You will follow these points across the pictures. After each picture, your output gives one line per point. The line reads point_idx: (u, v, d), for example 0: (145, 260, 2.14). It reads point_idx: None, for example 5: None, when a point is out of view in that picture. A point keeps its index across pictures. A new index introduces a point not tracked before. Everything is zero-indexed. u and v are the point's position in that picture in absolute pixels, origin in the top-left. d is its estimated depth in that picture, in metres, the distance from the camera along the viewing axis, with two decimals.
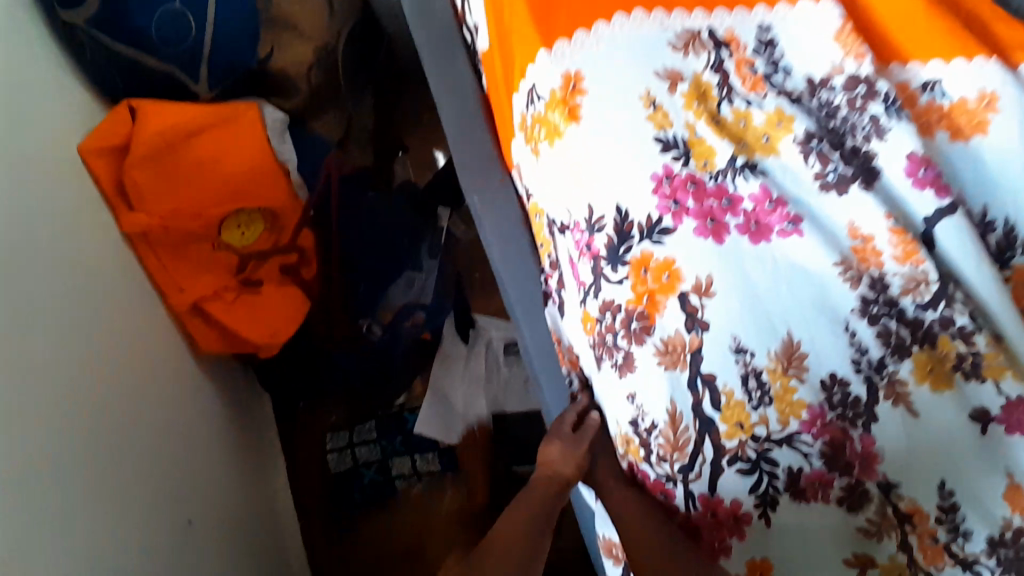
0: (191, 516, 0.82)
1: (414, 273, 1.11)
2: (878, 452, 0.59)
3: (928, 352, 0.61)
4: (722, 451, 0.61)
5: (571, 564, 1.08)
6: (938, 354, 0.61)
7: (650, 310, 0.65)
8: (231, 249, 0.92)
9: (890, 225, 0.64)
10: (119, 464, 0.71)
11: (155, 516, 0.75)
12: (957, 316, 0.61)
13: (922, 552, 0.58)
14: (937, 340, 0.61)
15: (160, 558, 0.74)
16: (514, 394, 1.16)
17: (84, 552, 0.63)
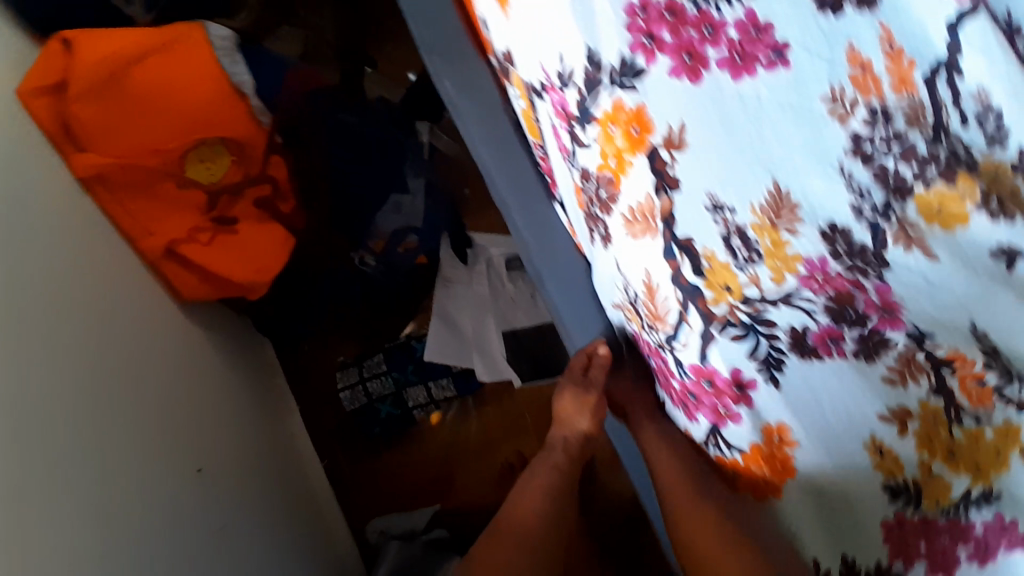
0: (201, 464, 0.80)
1: (401, 196, 1.04)
2: (900, 304, 0.55)
3: (946, 189, 0.56)
4: (710, 319, 0.57)
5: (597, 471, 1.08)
6: (958, 193, 0.55)
7: (616, 174, 0.60)
8: (198, 186, 0.87)
9: (886, 50, 0.56)
10: (117, 407, 0.69)
11: (161, 463, 0.73)
12: (973, 150, 0.55)
13: (968, 397, 0.54)
14: (954, 177, 0.56)
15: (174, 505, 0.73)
16: (523, 310, 1.11)
17: (98, 497, 0.62)
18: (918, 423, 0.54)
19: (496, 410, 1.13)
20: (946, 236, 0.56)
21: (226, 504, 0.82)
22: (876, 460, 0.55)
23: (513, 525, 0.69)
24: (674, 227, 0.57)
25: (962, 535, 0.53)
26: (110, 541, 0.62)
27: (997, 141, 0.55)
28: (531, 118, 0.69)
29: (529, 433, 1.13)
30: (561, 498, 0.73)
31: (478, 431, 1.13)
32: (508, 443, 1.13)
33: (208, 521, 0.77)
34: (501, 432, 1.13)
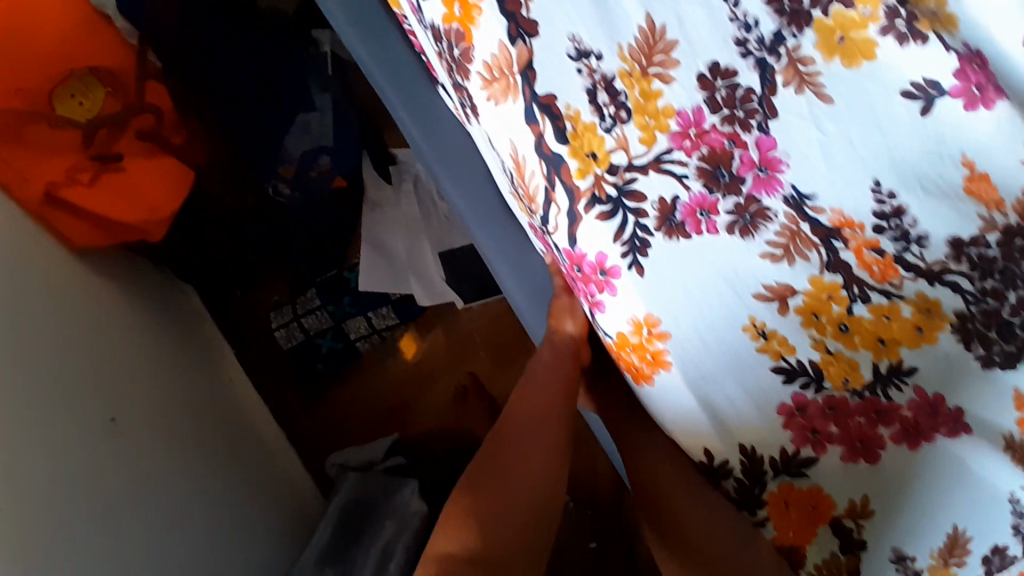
0: (114, 413, 0.74)
1: (308, 115, 0.98)
2: (782, 159, 0.50)
3: (845, 12, 0.49)
4: (576, 196, 0.50)
5: None
6: (863, 16, 0.49)
7: (464, 25, 0.51)
8: (73, 123, 0.80)
9: None
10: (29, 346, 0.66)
11: (87, 404, 0.71)
12: None
13: (872, 271, 0.51)
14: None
15: (107, 444, 0.71)
16: (457, 228, 1.06)
17: (36, 439, 0.62)
18: (803, 300, 0.51)
19: (442, 336, 1.10)
20: (847, 71, 0.49)
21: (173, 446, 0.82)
22: (760, 344, 0.51)
23: (478, 490, 0.53)
24: (534, 82, 0.50)
25: (882, 416, 0.51)
26: (57, 484, 0.62)
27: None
28: None
29: (479, 354, 1.10)
30: (550, 425, 0.58)
31: (426, 359, 1.10)
32: (458, 367, 1.10)
33: (157, 464, 0.77)
34: (448, 357, 1.10)
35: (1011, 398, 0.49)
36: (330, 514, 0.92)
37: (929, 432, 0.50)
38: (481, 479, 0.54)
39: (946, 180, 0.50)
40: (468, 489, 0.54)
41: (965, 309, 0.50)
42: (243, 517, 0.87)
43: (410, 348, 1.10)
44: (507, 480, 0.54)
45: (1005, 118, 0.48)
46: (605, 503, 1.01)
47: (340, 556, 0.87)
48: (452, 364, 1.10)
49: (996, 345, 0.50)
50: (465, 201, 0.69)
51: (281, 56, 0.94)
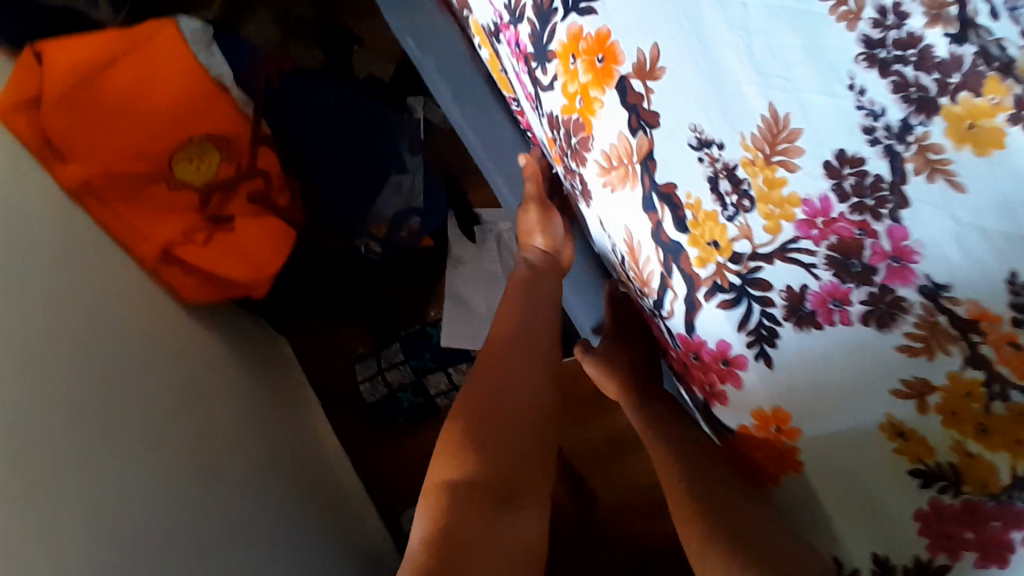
0: (212, 463, 0.76)
1: (401, 176, 1.03)
2: (915, 249, 0.44)
3: (974, 100, 0.42)
4: (697, 283, 0.51)
5: None
6: (994, 105, 0.42)
7: (586, 117, 0.58)
8: (189, 185, 0.86)
9: None
10: (138, 401, 0.70)
11: (187, 456, 0.73)
12: (1008, 44, 0.41)
13: (1014, 370, 0.41)
14: (984, 85, 0.42)
15: (205, 496, 0.73)
16: None
17: (142, 499, 0.63)
18: (941, 397, 0.44)
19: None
20: (982, 161, 0.42)
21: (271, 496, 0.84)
22: (896, 444, 0.46)
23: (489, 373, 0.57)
24: (654, 174, 0.51)
25: (1016, 522, 0.42)
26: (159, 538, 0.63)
27: None
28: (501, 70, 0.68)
29: None
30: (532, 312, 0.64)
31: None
32: None
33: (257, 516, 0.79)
34: None
35: None
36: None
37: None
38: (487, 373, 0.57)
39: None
40: (482, 379, 0.56)
41: None
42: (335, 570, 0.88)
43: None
44: (509, 367, 0.57)
45: None
46: None
47: None
48: None
49: None
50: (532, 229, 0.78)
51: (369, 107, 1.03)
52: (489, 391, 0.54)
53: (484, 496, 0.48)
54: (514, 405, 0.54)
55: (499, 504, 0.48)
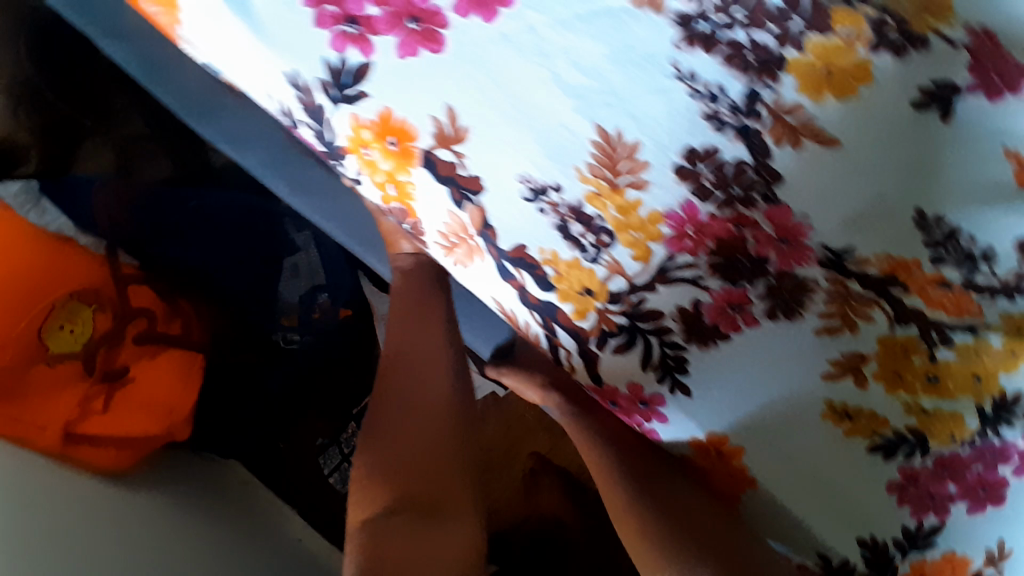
0: None
1: (295, 257, 0.97)
2: (804, 223, 0.42)
3: (830, 41, 0.39)
4: (584, 334, 0.45)
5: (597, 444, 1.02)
6: (847, 41, 0.39)
7: (406, 204, 0.48)
8: (68, 355, 0.79)
9: None
10: None
11: None
12: None
13: (942, 307, 0.43)
14: (829, 21, 0.39)
15: None
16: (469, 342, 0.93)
17: None
18: (876, 365, 0.44)
19: (499, 417, 1.08)
20: (842, 106, 0.40)
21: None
22: (846, 427, 0.45)
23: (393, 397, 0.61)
24: (497, 240, 0.45)
25: (1001, 456, 0.44)
26: None
27: None
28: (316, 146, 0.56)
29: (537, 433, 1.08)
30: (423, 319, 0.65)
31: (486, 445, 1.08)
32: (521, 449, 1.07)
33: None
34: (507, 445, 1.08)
35: None
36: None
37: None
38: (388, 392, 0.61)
39: (992, 181, 0.40)
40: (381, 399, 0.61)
41: None
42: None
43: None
44: (407, 382, 0.61)
45: None
46: None
47: None
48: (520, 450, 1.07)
49: None
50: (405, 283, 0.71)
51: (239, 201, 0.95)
52: (392, 411, 0.60)
53: (405, 514, 0.53)
54: (414, 424, 0.59)
55: (424, 517, 0.53)
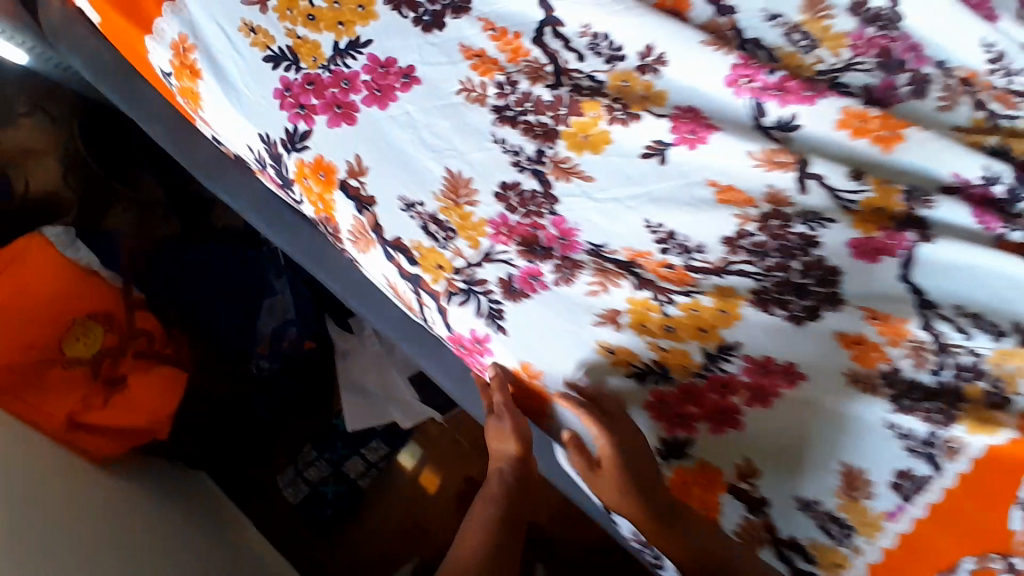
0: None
1: (272, 299, 1.23)
2: (574, 227, 0.69)
3: (581, 120, 0.69)
4: (438, 295, 0.68)
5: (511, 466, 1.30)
6: (593, 117, 0.69)
7: (329, 213, 0.70)
8: (81, 359, 1.03)
9: (490, 37, 0.72)
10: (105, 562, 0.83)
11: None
12: (597, 73, 0.71)
13: (672, 281, 0.68)
14: (580, 107, 0.69)
15: None
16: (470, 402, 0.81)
17: None
18: (629, 316, 0.68)
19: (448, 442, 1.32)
20: (596, 156, 0.69)
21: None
22: (611, 358, 0.68)
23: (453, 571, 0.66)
24: (383, 233, 0.68)
25: (729, 387, 0.67)
26: None
27: (615, 59, 0.72)
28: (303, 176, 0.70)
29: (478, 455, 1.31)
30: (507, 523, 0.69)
31: (446, 461, 1.31)
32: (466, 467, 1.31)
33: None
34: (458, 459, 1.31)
35: (839, 340, 0.67)
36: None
37: (774, 388, 0.67)
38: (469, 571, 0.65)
39: (703, 199, 0.69)
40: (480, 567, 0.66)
41: (758, 285, 0.68)
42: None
43: (431, 484, 1.30)
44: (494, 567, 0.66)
45: (720, 143, 0.68)
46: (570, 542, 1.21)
47: None
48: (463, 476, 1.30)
49: (795, 305, 0.67)
50: (362, 305, 0.85)
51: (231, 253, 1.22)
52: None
53: None
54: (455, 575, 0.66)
55: None
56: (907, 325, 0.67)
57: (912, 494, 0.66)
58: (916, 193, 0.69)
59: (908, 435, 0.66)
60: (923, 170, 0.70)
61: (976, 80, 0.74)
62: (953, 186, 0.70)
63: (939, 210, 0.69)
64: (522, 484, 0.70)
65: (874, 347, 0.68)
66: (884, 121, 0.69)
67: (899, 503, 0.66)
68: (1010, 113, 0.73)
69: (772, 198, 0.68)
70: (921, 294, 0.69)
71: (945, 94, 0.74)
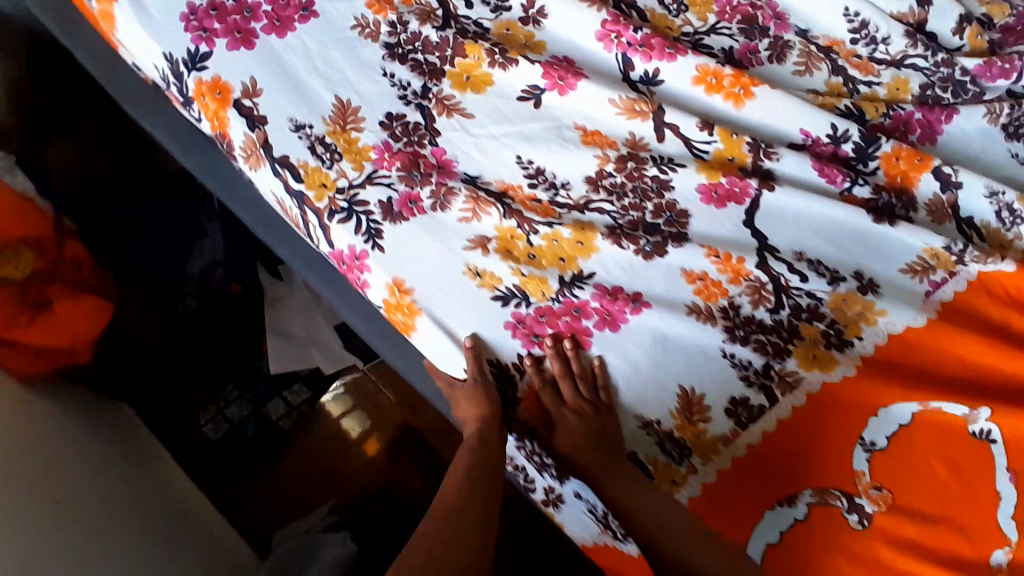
0: (90, 512, 0.97)
1: (203, 240, 1.27)
2: (451, 158, 0.76)
3: (464, 63, 0.78)
4: (320, 212, 0.73)
5: (425, 418, 1.39)
6: (475, 60, 0.78)
7: (224, 129, 0.76)
8: (11, 281, 1.05)
9: None
10: (25, 470, 0.90)
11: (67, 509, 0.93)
12: (483, 20, 0.82)
13: (538, 212, 0.75)
14: (464, 50, 0.78)
15: (82, 527, 0.93)
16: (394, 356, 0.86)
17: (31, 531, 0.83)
18: (497, 242, 0.75)
19: (380, 395, 1.40)
20: (477, 96, 0.78)
21: (143, 548, 1.01)
22: (479, 281, 0.74)
23: (443, 511, 0.61)
24: (272, 151, 0.74)
25: (582, 313, 0.74)
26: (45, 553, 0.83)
27: (500, 9, 0.82)
28: (204, 94, 0.75)
29: (411, 406, 1.39)
30: (485, 473, 0.68)
31: (385, 416, 1.39)
32: (401, 419, 1.38)
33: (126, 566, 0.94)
34: (395, 414, 1.39)
35: (683, 276, 0.76)
36: (270, 564, 1.15)
37: (621, 316, 0.75)
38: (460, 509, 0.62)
39: (568, 139, 0.77)
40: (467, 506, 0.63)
41: (614, 222, 0.76)
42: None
43: (373, 448, 1.36)
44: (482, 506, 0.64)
45: (585, 89, 0.77)
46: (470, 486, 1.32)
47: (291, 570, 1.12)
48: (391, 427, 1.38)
49: (644, 241, 0.75)
50: (258, 225, 0.91)
51: (169, 197, 1.28)
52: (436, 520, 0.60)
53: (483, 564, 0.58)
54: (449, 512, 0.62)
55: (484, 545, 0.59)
56: (745, 265, 0.77)
57: (746, 421, 0.76)
58: (761, 145, 0.79)
59: (745, 365, 0.76)
60: (774, 125, 0.82)
61: (839, 48, 0.93)
62: (803, 142, 0.83)
63: (784, 162, 0.80)
64: (496, 442, 0.72)
65: (715, 284, 0.76)
66: (736, 78, 0.80)
67: (732, 428, 0.76)
68: (868, 79, 0.90)
69: (631, 143, 0.78)
70: (763, 238, 0.79)
71: (802, 61, 0.89)
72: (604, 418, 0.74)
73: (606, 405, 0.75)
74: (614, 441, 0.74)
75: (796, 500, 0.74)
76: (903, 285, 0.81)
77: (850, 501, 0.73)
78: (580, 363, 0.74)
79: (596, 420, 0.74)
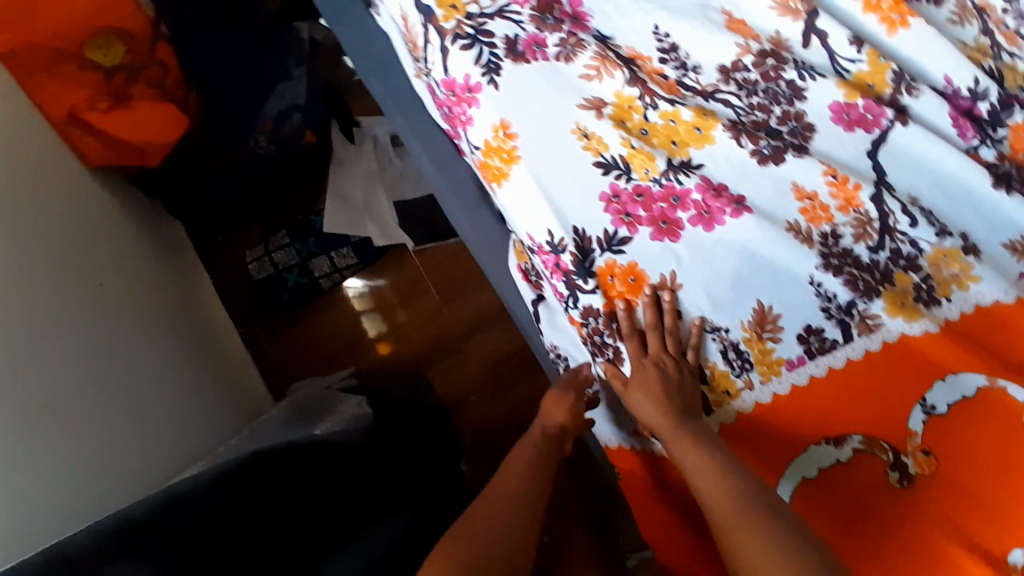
0: (134, 309, 0.99)
1: (285, 84, 1.23)
2: (586, 11, 0.78)
3: None
4: (444, 33, 0.74)
5: (458, 314, 1.34)
6: None
7: None
8: (96, 67, 1.06)
9: None
10: (81, 253, 0.92)
11: (116, 300, 0.95)
12: None
13: (663, 86, 0.75)
14: None
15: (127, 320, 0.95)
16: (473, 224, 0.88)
17: (79, 309, 0.85)
18: (613, 109, 0.74)
19: (409, 296, 1.35)
20: None
21: (170, 353, 1.03)
22: (584, 143, 0.73)
23: (506, 482, 0.66)
24: None
25: (682, 206, 0.72)
26: (89, 333, 0.85)
27: None
28: None
29: (443, 313, 1.34)
30: (545, 464, 0.70)
31: (408, 322, 1.34)
32: (428, 321, 1.34)
33: (153, 368, 0.97)
34: (418, 323, 1.34)
35: (793, 191, 0.73)
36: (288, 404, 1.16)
37: (720, 217, 0.72)
38: (524, 487, 0.65)
39: (711, 16, 0.77)
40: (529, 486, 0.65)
41: (736, 117, 0.74)
42: (216, 418, 1.06)
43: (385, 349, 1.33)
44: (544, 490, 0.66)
45: None
46: (491, 384, 1.31)
47: (303, 416, 1.07)
48: (424, 319, 1.34)
49: (765, 142, 0.73)
50: (365, 62, 0.90)
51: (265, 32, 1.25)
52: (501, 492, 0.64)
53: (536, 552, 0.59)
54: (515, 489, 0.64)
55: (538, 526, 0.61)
56: (859, 194, 0.73)
57: (817, 352, 0.72)
58: (906, 78, 0.75)
59: (829, 297, 0.72)
60: (918, 62, 0.78)
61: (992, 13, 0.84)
62: (943, 90, 0.78)
63: (921, 101, 0.76)
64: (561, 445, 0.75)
65: (823, 207, 0.73)
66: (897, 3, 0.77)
67: (800, 353, 0.72)
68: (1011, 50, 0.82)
69: (774, 40, 0.77)
70: (882, 173, 0.75)
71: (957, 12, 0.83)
72: (679, 378, 0.71)
73: (689, 364, 0.72)
74: (685, 387, 0.70)
75: (843, 443, 0.69)
76: (1001, 262, 0.74)
77: (897, 457, 0.67)
78: (673, 320, 0.72)
79: (675, 378, 0.70)
